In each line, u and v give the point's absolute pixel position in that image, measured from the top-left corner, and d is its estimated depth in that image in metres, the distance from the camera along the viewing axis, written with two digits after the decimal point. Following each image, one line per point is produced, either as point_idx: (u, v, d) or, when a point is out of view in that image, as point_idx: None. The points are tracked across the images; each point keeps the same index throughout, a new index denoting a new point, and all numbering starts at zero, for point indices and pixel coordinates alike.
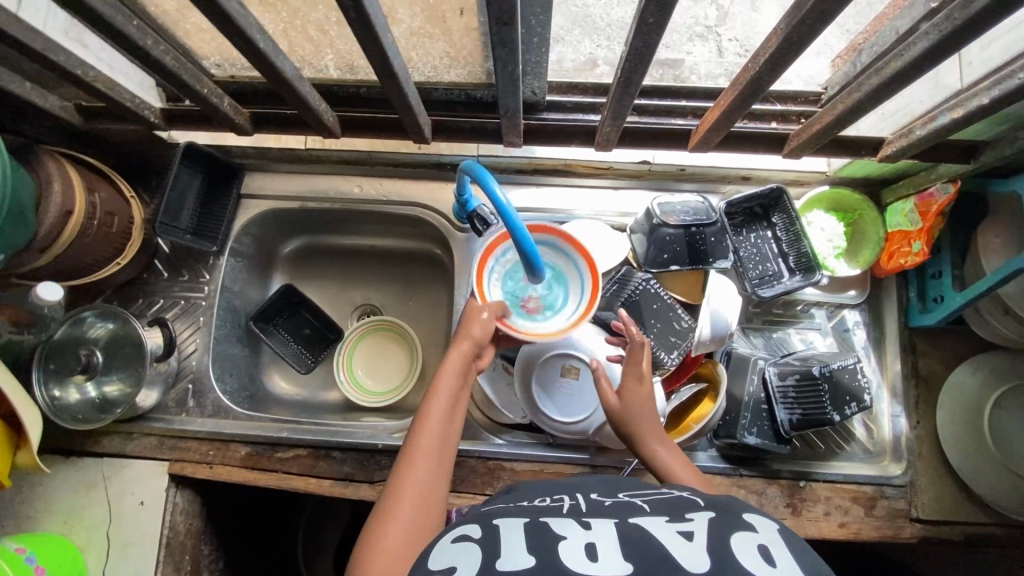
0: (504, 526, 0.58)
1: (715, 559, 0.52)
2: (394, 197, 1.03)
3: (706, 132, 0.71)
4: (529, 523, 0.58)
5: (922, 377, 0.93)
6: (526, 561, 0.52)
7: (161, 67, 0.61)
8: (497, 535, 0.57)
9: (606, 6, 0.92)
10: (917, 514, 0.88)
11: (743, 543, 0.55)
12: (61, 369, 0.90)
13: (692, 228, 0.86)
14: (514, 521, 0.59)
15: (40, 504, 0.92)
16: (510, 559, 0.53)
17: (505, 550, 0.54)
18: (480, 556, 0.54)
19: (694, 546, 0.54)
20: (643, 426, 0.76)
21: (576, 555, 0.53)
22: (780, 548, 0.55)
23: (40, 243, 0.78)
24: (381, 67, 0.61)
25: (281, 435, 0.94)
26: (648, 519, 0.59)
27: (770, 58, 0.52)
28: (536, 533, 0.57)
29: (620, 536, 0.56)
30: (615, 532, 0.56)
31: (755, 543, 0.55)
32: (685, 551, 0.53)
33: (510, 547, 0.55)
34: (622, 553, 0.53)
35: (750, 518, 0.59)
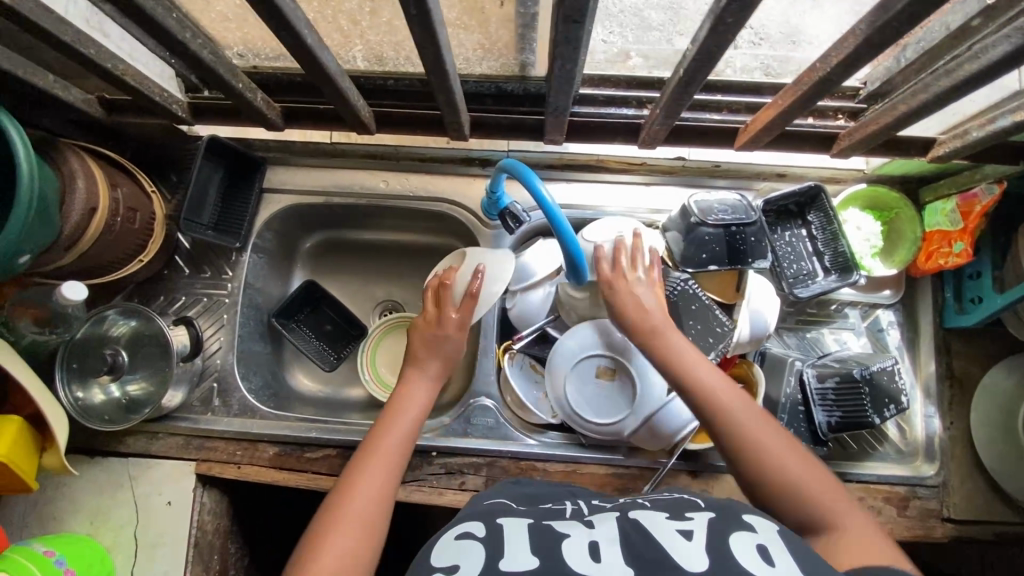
0: (507, 525, 0.59)
1: (713, 557, 0.52)
2: (420, 192, 1.00)
3: (757, 133, 0.68)
4: (533, 524, 0.59)
5: (956, 378, 0.92)
6: (529, 562, 0.52)
7: (197, 61, 0.59)
8: (500, 533, 0.58)
9: None
10: (949, 515, 0.88)
11: (742, 542, 0.54)
12: (85, 369, 0.88)
13: (732, 228, 0.85)
14: (519, 521, 0.60)
15: (66, 504, 0.91)
16: (512, 558, 0.53)
17: (508, 548, 0.55)
18: (483, 553, 0.55)
19: (693, 544, 0.54)
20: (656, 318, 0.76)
21: (579, 553, 0.54)
22: (781, 549, 0.53)
23: (64, 242, 0.76)
24: (430, 63, 0.59)
25: (310, 436, 0.93)
26: (649, 517, 0.59)
27: (844, 59, 0.49)
28: (539, 533, 0.57)
29: (622, 535, 0.56)
30: (617, 532, 0.57)
31: (753, 541, 0.54)
32: (682, 549, 0.53)
33: (512, 546, 0.55)
34: (623, 553, 0.54)
35: (747, 516, 0.59)
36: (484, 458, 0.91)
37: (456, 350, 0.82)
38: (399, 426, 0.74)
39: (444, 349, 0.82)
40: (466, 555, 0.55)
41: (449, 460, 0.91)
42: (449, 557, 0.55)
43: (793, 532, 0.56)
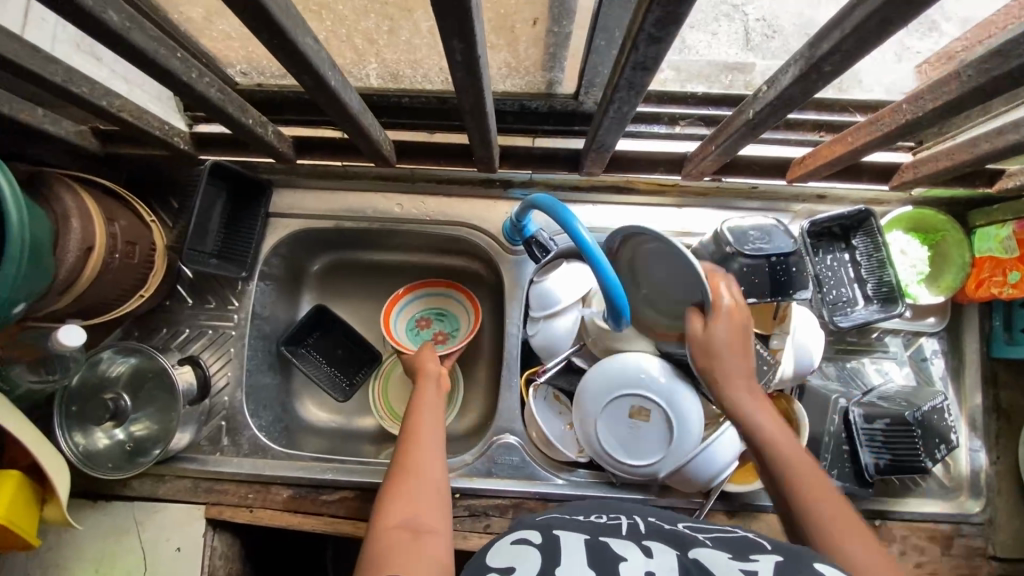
0: (563, 538, 0.52)
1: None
2: (437, 216, 0.94)
3: (819, 165, 0.64)
4: (589, 540, 0.52)
5: (1004, 411, 0.88)
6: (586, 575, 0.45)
7: (205, 100, 0.53)
8: (556, 543, 0.51)
9: None
10: (995, 552, 0.85)
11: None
12: (85, 414, 0.82)
13: (773, 258, 0.78)
14: (575, 537, 0.53)
15: (70, 551, 0.87)
16: (568, 567, 0.47)
17: (564, 558, 0.48)
18: (538, 561, 0.48)
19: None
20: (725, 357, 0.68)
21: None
22: None
23: (60, 286, 0.70)
24: (467, 100, 0.54)
25: (326, 477, 0.88)
26: (709, 553, 0.50)
27: (942, 106, 0.46)
28: (593, 548, 0.50)
29: (683, 568, 0.47)
30: (677, 562, 0.48)
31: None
32: None
33: (570, 556, 0.48)
34: None
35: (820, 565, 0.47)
36: (510, 499, 0.87)
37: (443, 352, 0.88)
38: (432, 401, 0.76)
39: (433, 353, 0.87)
40: (522, 557, 0.48)
41: (473, 502, 0.86)
42: (504, 558, 0.49)
43: None
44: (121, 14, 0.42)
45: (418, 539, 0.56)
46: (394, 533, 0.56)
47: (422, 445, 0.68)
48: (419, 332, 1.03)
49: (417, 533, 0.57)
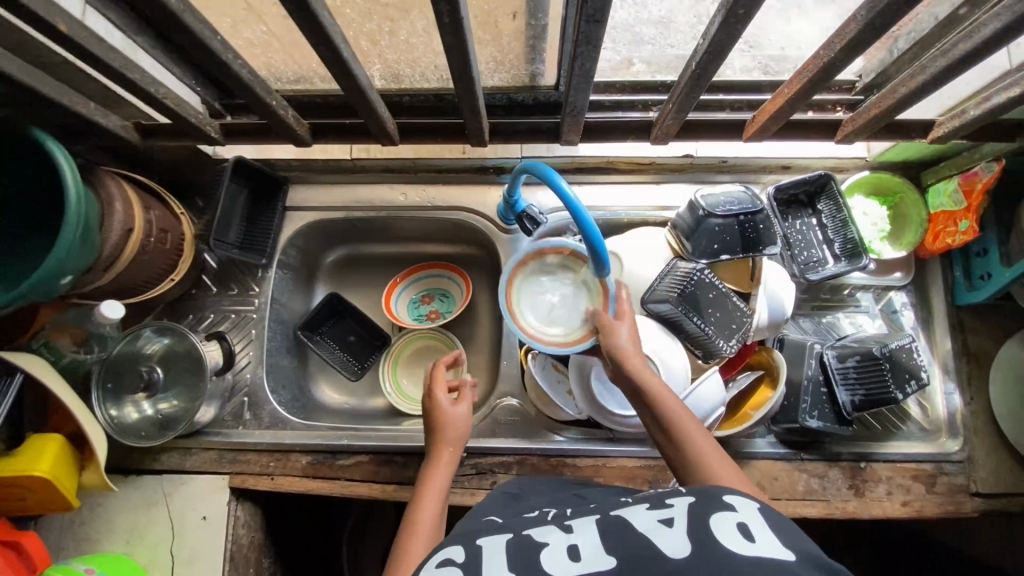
0: (486, 544, 0.57)
1: (695, 539, 0.50)
2: (437, 202, 1.04)
3: (764, 122, 0.73)
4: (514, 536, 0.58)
5: (973, 354, 0.94)
6: None
7: (239, 80, 0.63)
8: (481, 553, 0.56)
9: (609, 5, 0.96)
10: (978, 489, 0.89)
11: (720, 518, 0.53)
12: (121, 387, 0.90)
13: (742, 217, 0.86)
14: (501, 537, 0.59)
15: (101, 524, 0.92)
16: None
17: (490, 565, 0.54)
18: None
19: (672, 531, 0.52)
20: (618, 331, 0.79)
21: (558, 558, 0.53)
22: (759, 524, 0.52)
23: (104, 262, 0.79)
24: (457, 72, 0.64)
25: (342, 443, 0.94)
26: (631, 510, 0.58)
27: (846, 45, 0.54)
28: (520, 542, 0.57)
29: (602, 534, 0.55)
30: (595, 530, 0.56)
31: (729, 516, 0.53)
32: (664, 536, 0.52)
33: (492, 563, 0.54)
34: (601, 551, 0.53)
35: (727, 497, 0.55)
36: (514, 456, 0.93)
37: (461, 420, 0.80)
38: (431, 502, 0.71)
39: (451, 417, 0.79)
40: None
41: (479, 460, 0.92)
42: None
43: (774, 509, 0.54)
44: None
45: None
46: None
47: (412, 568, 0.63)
48: (420, 307, 1.16)
49: None
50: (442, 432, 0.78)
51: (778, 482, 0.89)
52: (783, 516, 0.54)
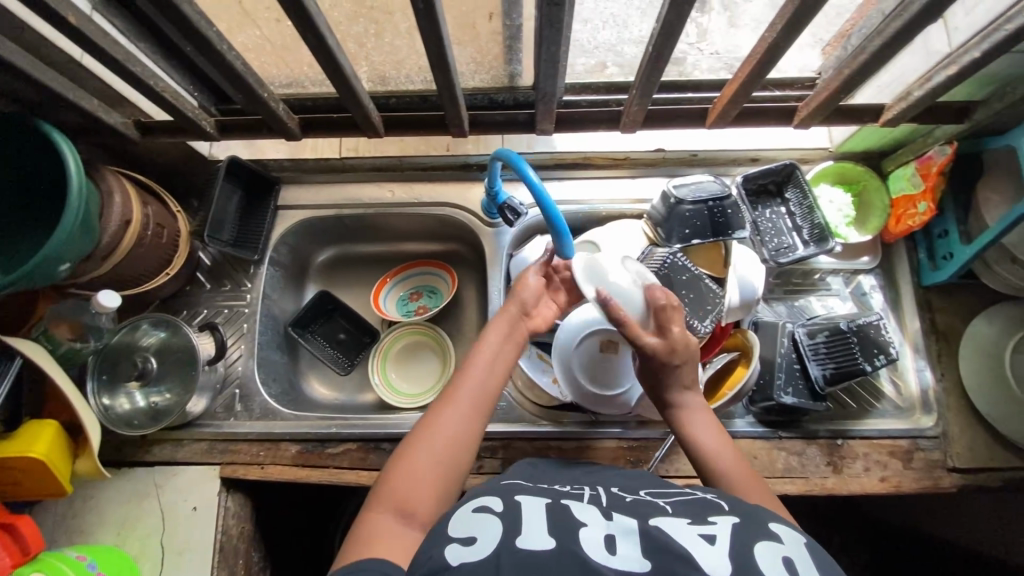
0: (526, 507, 0.60)
1: (737, 564, 0.51)
2: (423, 199, 1.08)
3: (724, 106, 0.78)
4: (551, 507, 0.60)
5: (941, 332, 0.97)
6: (545, 544, 0.54)
7: (232, 72, 0.69)
8: (519, 513, 0.59)
9: (592, 30, 1.02)
10: (954, 464, 0.91)
11: (769, 553, 0.53)
12: (115, 378, 0.93)
13: (710, 203, 0.92)
14: (537, 502, 0.61)
15: (93, 517, 0.93)
16: (527, 537, 0.55)
17: (525, 527, 0.56)
18: (501, 532, 0.56)
19: (716, 549, 0.53)
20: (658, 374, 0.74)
21: (596, 542, 0.55)
22: (806, 563, 0.52)
23: (104, 249, 0.83)
24: (435, 62, 0.69)
25: (330, 431, 0.96)
26: (671, 517, 0.58)
27: (786, 24, 0.60)
28: (558, 516, 0.58)
29: (642, 532, 0.56)
30: (636, 527, 0.57)
31: (780, 552, 0.53)
32: (705, 552, 0.53)
33: (530, 526, 0.56)
34: (640, 547, 0.54)
35: (773, 526, 0.57)
36: (500, 441, 0.95)
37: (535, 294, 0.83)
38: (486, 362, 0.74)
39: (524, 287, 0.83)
40: (481, 528, 0.57)
41: None
42: (465, 529, 0.57)
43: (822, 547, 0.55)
44: None
45: (400, 515, 0.62)
46: (383, 510, 0.62)
47: (450, 409, 0.69)
48: (408, 303, 1.19)
49: (403, 511, 0.62)
50: (518, 299, 0.81)
51: (757, 460, 0.91)
52: (832, 561, 0.55)
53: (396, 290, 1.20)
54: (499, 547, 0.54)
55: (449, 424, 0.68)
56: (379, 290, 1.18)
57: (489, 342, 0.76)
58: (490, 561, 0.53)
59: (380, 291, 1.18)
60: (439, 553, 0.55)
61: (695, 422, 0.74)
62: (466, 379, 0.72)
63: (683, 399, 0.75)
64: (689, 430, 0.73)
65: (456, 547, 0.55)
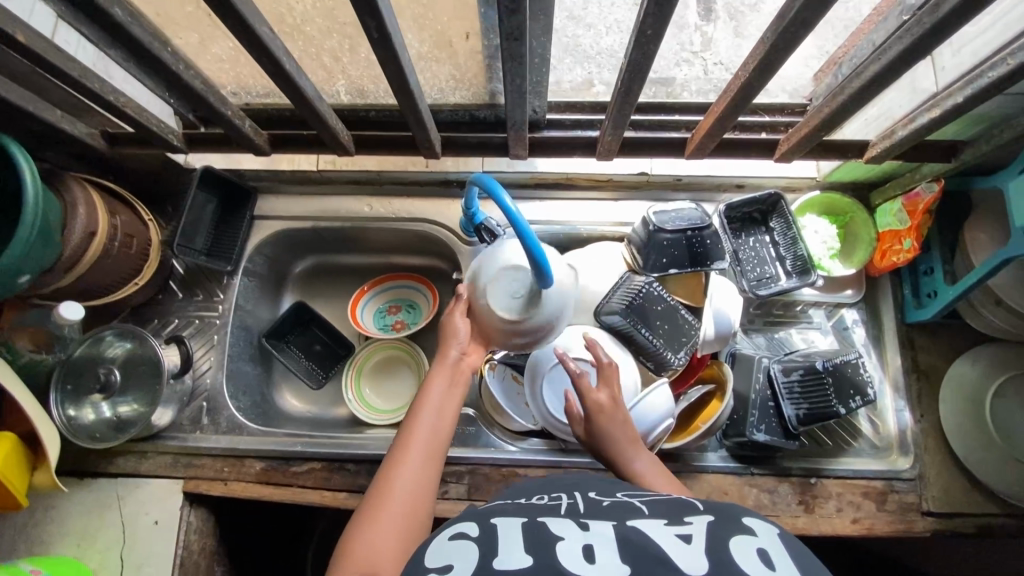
0: (501, 524, 0.58)
1: (715, 562, 0.49)
2: (402, 213, 1.07)
3: (701, 138, 0.76)
4: (527, 522, 0.58)
5: (923, 371, 0.95)
6: (522, 561, 0.51)
7: (191, 90, 0.68)
8: (494, 534, 0.56)
9: (596, 34, 0.91)
10: (928, 508, 0.89)
11: (743, 545, 0.52)
12: (79, 389, 0.91)
13: (690, 232, 0.89)
14: (512, 520, 0.59)
15: (54, 527, 0.92)
16: (504, 557, 0.52)
17: (503, 547, 0.54)
18: (477, 555, 0.53)
19: (692, 548, 0.51)
20: (618, 442, 0.75)
21: (573, 554, 0.52)
22: (781, 552, 0.51)
23: (65, 263, 0.81)
24: (398, 85, 0.67)
25: (295, 449, 0.95)
26: (647, 522, 0.56)
27: (758, 63, 0.58)
28: (532, 531, 0.56)
29: (619, 538, 0.53)
30: (613, 534, 0.54)
31: (756, 544, 0.52)
32: (682, 552, 0.51)
33: (506, 545, 0.54)
34: (618, 553, 0.51)
35: (748, 521, 0.56)
36: (466, 466, 0.93)
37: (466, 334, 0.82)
38: (431, 412, 0.74)
39: (447, 329, 0.82)
40: (457, 556, 0.54)
41: None
42: (442, 557, 0.54)
43: (796, 537, 0.54)
44: (125, 11, 0.57)
45: None
46: None
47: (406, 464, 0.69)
48: (386, 316, 1.18)
49: None
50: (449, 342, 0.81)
51: (727, 497, 0.90)
52: (810, 554, 0.53)
53: (374, 301, 1.18)
54: (475, 569, 0.51)
55: (406, 478, 0.67)
56: (357, 300, 1.16)
57: (432, 395, 0.76)
58: None
59: (358, 301, 1.16)
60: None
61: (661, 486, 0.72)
62: (415, 430, 0.72)
63: (648, 472, 0.73)
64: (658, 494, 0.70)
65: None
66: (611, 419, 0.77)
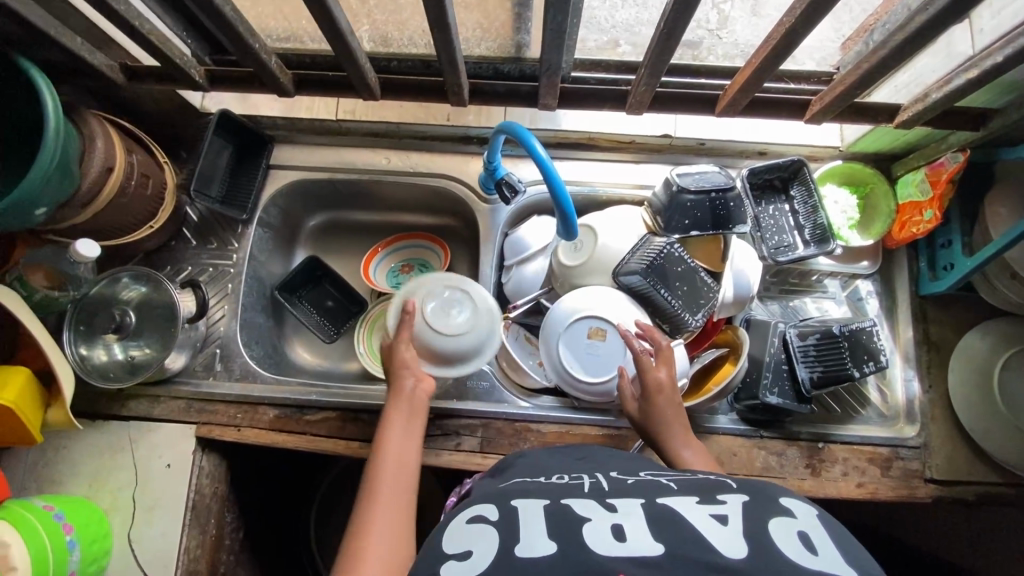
0: (521, 507, 0.58)
1: (754, 545, 0.51)
2: (420, 168, 1.06)
3: (735, 94, 0.75)
4: (551, 504, 0.58)
5: (933, 343, 0.96)
6: (547, 548, 0.52)
7: (220, 18, 0.66)
8: (516, 516, 0.57)
9: (611, 8, 0.97)
10: (932, 475, 0.91)
11: (783, 528, 0.53)
12: (93, 329, 0.91)
13: (713, 194, 0.88)
14: (535, 501, 0.59)
15: (66, 466, 0.92)
16: (528, 543, 0.53)
17: (523, 532, 0.54)
18: (501, 540, 0.54)
19: (729, 530, 0.53)
20: (666, 426, 0.80)
21: (601, 535, 0.53)
22: (820, 536, 0.53)
23: (81, 199, 0.80)
24: (435, 22, 0.65)
25: (309, 398, 0.95)
26: (679, 499, 0.58)
27: (808, 9, 0.57)
28: (557, 512, 0.56)
29: (648, 516, 0.55)
30: (643, 511, 0.56)
31: (795, 528, 0.54)
32: (719, 533, 0.52)
33: (529, 530, 0.55)
34: (651, 533, 0.53)
35: (784, 501, 0.57)
36: (480, 420, 0.94)
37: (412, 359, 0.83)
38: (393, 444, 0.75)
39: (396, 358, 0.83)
40: (477, 540, 0.55)
41: (445, 422, 0.94)
42: (461, 542, 0.56)
43: (834, 518, 0.55)
44: None
45: None
46: None
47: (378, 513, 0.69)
48: (399, 275, 1.16)
49: None
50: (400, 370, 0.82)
51: (736, 458, 0.91)
52: (846, 533, 0.55)
53: (388, 259, 1.17)
54: (500, 555, 0.53)
55: (383, 518, 0.68)
56: (371, 257, 1.16)
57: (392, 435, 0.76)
58: (489, 571, 0.51)
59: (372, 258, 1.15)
60: (434, 572, 0.53)
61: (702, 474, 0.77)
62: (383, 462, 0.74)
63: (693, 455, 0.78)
64: None
65: (451, 563, 0.53)
66: (664, 402, 0.81)
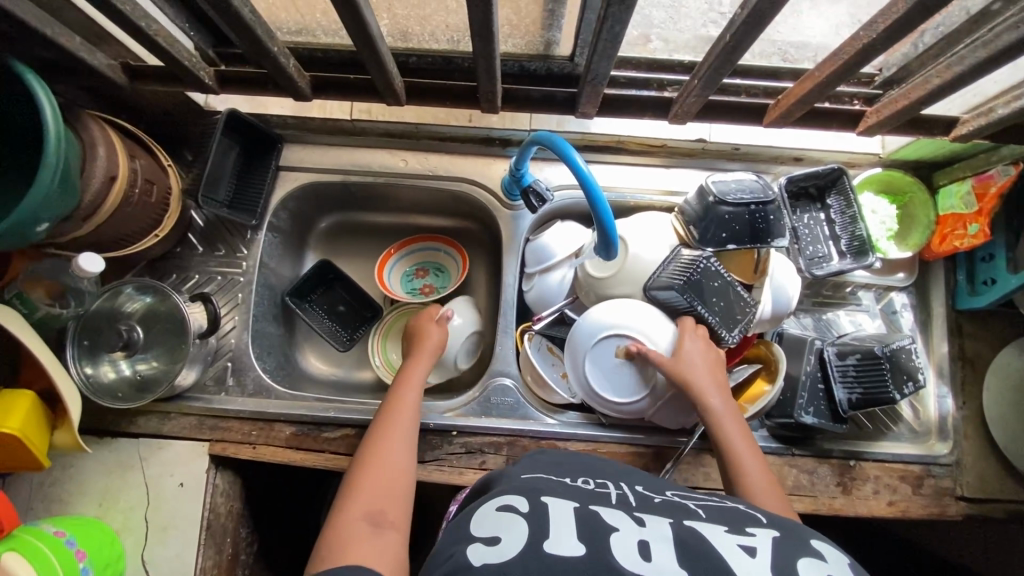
0: (551, 504, 0.55)
1: None
2: (438, 171, 1.00)
3: (789, 106, 0.72)
4: (579, 509, 0.54)
5: (968, 359, 0.94)
6: (575, 549, 0.48)
7: (238, 20, 0.60)
8: (545, 512, 0.53)
9: None
10: (963, 493, 0.89)
11: (813, 571, 0.47)
12: (96, 345, 0.86)
13: (753, 206, 0.84)
14: (563, 503, 0.55)
15: (74, 486, 0.88)
16: (556, 541, 0.49)
17: (553, 530, 0.50)
18: (528, 531, 0.50)
19: (756, 563, 0.47)
20: (699, 374, 0.79)
21: (629, 549, 0.49)
22: None
23: (83, 212, 0.74)
24: (476, 25, 0.60)
25: (327, 415, 0.91)
26: (705, 525, 0.53)
27: (892, 25, 0.54)
28: (583, 518, 0.52)
29: (675, 539, 0.50)
30: (669, 533, 0.51)
31: (824, 572, 0.47)
32: (743, 565, 0.47)
33: (558, 530, 0.50)
34: (677, 556, 0.48)
35: (815, 544, 0.51)
36: (505, 437, 0.91)
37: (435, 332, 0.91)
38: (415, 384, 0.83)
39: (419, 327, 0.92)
40: (507, 528, 0.51)
41: (469, 439, 0.91)
42: (489, 528, 0.52)
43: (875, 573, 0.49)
44: None
45: (376, 534, 0.63)
46: (354, 526, 0.63)
47: (399, 428, 0.76)
48: (413, 280, 1.12)
49: (375, 527, 0.64)
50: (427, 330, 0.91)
51: None
52: None
53: (400, 264, 1.11)
54: (525, 546, 0.48)
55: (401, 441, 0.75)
56: (383, 263, 1.09)
57: (415, 375, 0.84)
58: (514, 563, 0.47)
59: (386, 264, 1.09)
60: (458, 551, 0.50)
61: (732, 423, 0.77)
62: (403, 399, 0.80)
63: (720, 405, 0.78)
64: (720, 427, 0.76)
65: (479, 547, 0.49)
66: (699, 354, 0.81)
